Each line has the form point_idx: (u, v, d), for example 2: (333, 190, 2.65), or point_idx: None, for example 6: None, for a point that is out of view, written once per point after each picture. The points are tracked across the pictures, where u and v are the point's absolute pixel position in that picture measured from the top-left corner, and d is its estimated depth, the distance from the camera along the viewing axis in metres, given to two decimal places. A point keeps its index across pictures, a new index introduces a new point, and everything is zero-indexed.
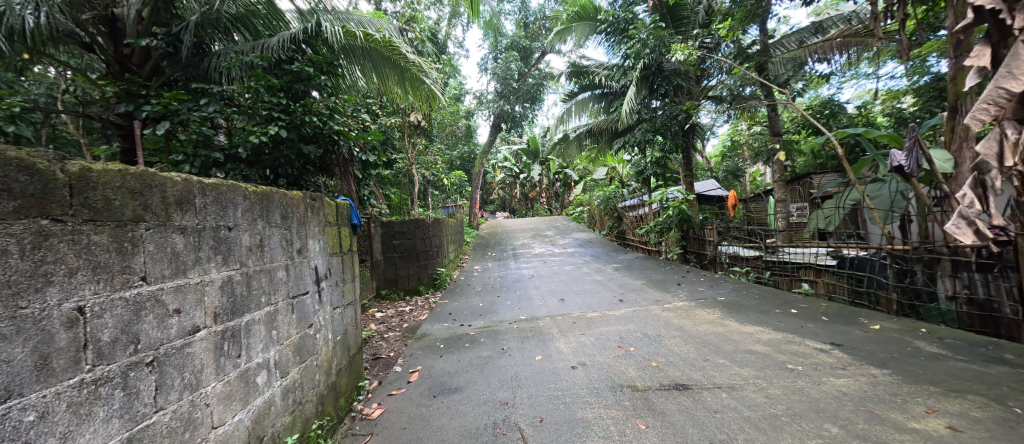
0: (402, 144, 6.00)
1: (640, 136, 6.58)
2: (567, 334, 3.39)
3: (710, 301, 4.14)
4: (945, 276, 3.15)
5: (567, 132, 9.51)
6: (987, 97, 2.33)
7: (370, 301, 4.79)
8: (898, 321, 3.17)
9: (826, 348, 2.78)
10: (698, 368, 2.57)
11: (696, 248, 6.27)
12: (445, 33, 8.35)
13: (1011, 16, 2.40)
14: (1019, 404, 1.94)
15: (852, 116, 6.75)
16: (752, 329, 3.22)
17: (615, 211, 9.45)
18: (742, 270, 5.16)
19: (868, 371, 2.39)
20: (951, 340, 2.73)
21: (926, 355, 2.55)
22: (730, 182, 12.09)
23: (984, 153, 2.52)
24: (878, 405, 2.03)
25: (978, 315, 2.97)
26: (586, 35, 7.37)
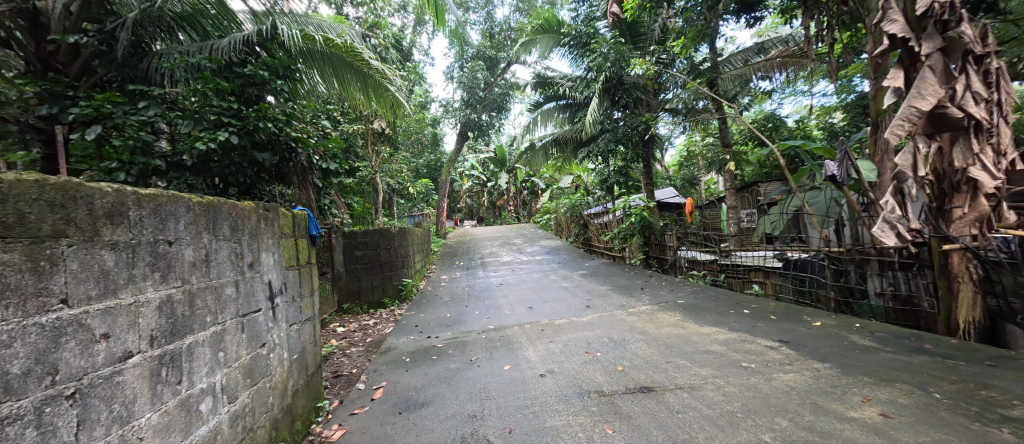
0: (365, 152, 5.87)
1: (603, 146, 6.75)
2: (536, 342, 3.38)
3: (671, 304, 4.24)
4: (874, 274, 3.37)
5: (533, 140, 9.62)
6: (902, 114, 2.56)
7: (331, 316, 4.60)
8: (837, 317, 3.36)
9: (775, 345, 2.90)
10: (657, 371, 2.63)
11: (657, 253, 6.44)
12: (409, 41, 8.27)
13: (916, 43, 2.67)
14: (939, 391, 2.10)
15: (793, 129, 7.23)
16: (710, 330, 3.32)
17: (581, 219, 9.58)
18: (699, 273, 5.36)
19: (812, 365, 2.52)
20: (881, 333, 2.93)
21: (862, 349, 2.71)
22: (687, 190, 12.66)
23: (902, 164, 2.75)
24: (822, 397, 2.14)
25: (902, 309, 3.18)
26: (550, 47, 7.48)
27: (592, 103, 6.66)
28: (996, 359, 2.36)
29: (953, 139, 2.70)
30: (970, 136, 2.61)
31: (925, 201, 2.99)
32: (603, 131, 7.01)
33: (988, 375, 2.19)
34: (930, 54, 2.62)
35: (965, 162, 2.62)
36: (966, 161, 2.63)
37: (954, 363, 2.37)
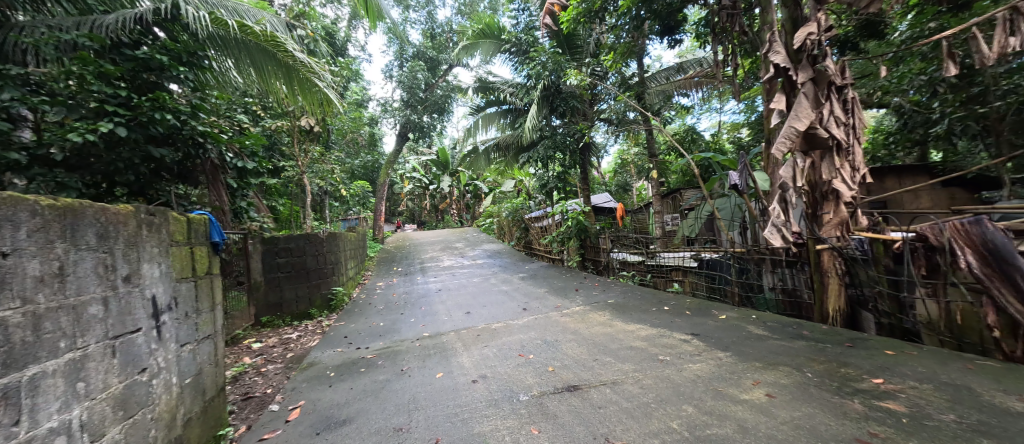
0: (290, 150, 5.53)
1: (542, 152, 6.84)
2: (470, 347, 3.35)
3: (602, 304, 4.39)
4: (767, 271, 3.77)
5: (476, 144, 9.63)
6: (785, 133, 2.84)
7: (246, 331, 4.22)
8: (738, 310, 3.68)
9: (687, 338, 3.10)
10: (578, 368, 2.72)
11: (592, 255, 6.68)
12: (344, 35, 7.90)
13: (794, 72, 3.01)
14: (811, 370, 2.37)
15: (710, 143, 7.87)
16: (633, 327, 3.47)
17: (522, 222, 9.66)
18: (629, 274, 5.69)
19: (715, 355, 2.72)
20: (772, 323, 3.24)
21: (756, 337, 2.98)
22: (620, 196, 13.38)
23: (784, 177, 3.02)
24: (722, 383, 2.31)
25: (788, 301, 3.59)
26: (492, 53, 7.49)
27: (532, 110, 6.77)
28: (852, 340, 2.76)
29: (823, 156, 3.02)
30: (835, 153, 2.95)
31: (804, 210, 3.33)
32: (542, 137, 7.12)
33: (848, 353, 2.56)
34: (805, 82, 2.96)
35: (831, 177, 2.95)
36: (831, 175, 2.96)
37: (823, 346, 2.71)
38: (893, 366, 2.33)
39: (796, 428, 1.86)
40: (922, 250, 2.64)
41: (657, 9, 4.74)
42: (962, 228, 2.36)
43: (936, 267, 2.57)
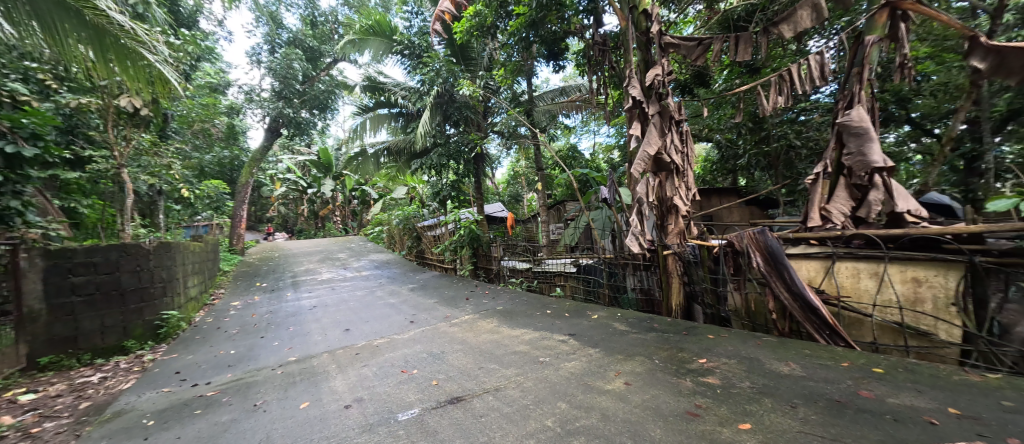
0: (103, 138, 4.58)
1: (435, 160, 6.74)
2: (346, 368, 3.08)
3: (491, 311, 4.44)
4: (630, 274, 4.35)
5: (364, 147, 9.19)
6: (640, 157, 3.41)
7: (15, 378, 3.24)
8: (605, 309, 4.06)
9: (564, 337, 3.31)
10: (460, 373, 2.78)
11: (484, 264, 6.71)
12: (193, 5, 6.79)
13: (646, 105, 3.60)
14: (658, 357, 2.78)
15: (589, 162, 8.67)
16: (519, 332, 3.57)
17: (414, 231, 9.28)
18: (517, 281, 5.85)
19: (586, 351, 2.97)
20: (632, 318, 3.66)
21: (619, 332, 3.33)
22: (512, 206, 13.89)
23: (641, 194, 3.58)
24: (591, 378, 2.53)
25: (644, 299, 4.23)
26: (383, 51, 7.17)
27: (425, 115, 6.47)
28: (686, 328, 3.34)
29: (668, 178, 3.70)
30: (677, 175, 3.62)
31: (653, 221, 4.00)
32: (436, 144, 6.96)
33: (682, 339, 3.09)
34: (654, 114, 3.57)
35: (673, 194, 3.62)
36: (674, 193, 3.61)
37: (666, 335, 3.19)
38: (710, 347, 2.92)
39: (648, 411, 2.15)
40: (731, 254, 3.42)
41: (542, 35, 5.09)
42: (753, 236, 3.12)
43: (741, 267, 3.33)
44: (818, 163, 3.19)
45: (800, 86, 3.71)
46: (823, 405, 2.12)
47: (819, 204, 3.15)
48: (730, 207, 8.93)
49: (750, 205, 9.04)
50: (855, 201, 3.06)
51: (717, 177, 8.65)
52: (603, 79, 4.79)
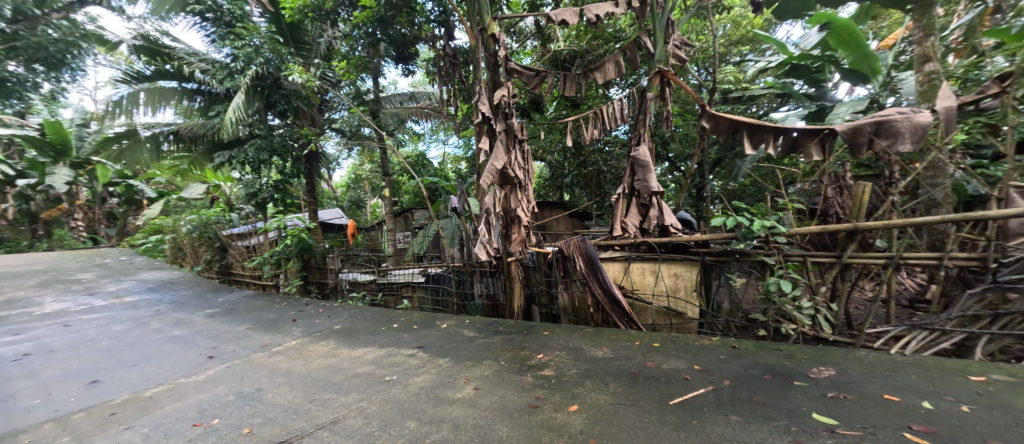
0: None
1: (252, 154, 6.34)
2: (88, 438, 2.71)
3: (325, 334, 4.65)
4: (478, 282, 5.21)
5: (136, 126, 7.99)
6: (488, 169, 4.02)
7: None
8: (455, 318, 4.86)
9: (413, 352, 3.89)
10: (347, 395, 3.12)
11: (317, 277, 6.80)
12: None
13: (494, 122, 4.29)
14: (503, 359, 3.60)
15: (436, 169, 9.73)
16: (360, 354, 3.96)
17: (213, 241, 8.05)
18: (359, 294, 6.29)
19: (437, 363, 3.61)
20: (479, 324, 4.55)
21: (468, 338, 4.17)
22: (352, 211, 14.41)
23: (489, 203, 4.21)
24: (440, 389, 3.13)
25: (490, 305, 5.15)
26: (176, 8, 6.75)
27: (236, 99, 6.08)
28: (527, 329, 4.31)
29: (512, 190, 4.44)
30: (519, 189, 4.34)
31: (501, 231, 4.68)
32: (253, 136, 6.66)
33: (524, 339, 4.02)
34: (501, 131, 4.28)
35: (516, 205, 4.33)
36: (517, 204, 4.34)
37: (509, 338, 4.08)
38: (546, 343, 3.89)
39: (495, 407, 2.83)
40: (561, 259, 4.52)
41: (390, 34, 5.95)
42: (578, 244, 4.23)
43: (569, 269, 4.45)
44: (620, 185, 4.41)
45: (607, 124, 5.06)
46: (624, 376, 3.17)
47: (620, 218, 4.38)
48: (557, 219, 10.81)
49: (573, 217, 10.86)
50: (640, 215, 4.43)
51: (549, 192, 10.40)
52: (453, 92, 5.51)
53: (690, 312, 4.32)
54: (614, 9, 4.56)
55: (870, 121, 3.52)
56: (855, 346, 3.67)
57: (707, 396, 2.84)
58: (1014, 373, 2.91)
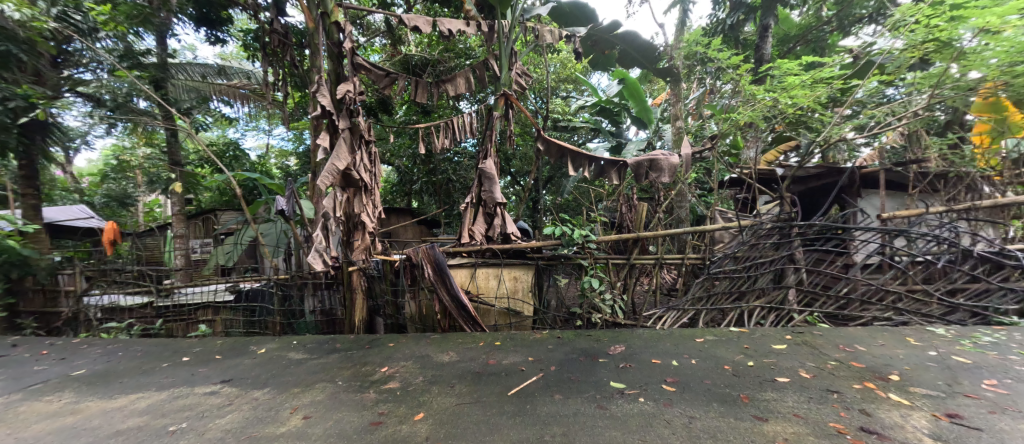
0: None
1: None
2: None
3: (65, 381, 3.52)
4: (309, 296, 5.03)
5: None
6: (328, 169, 3.73)
7: None
8: (277, 340, 4.36)
9: (215, 388, 3.30)
10: (146, 434, 2.63)
11: (38, 304, 5.25)
12: None
13: (337, 118, 4.00)
14: (340, 378, 3.42)
15: (252, 164, 8.60)
16: (127, 400, 3.11)
17: None
18: (123, 322, 5.23)
19: (252, 396, 3.15)
20: (310, 344, 4.20)
21: (295, 361, 3.79)
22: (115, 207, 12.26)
23: (327, 206, 3.93)
24: (256, 427, 2.71)
25: (325, 321, 5.08)
26: None
27: None
28: (369, 342, 4.23)
29: (355, 193, 4.24)
30: (363, 193, 4.22)
31: (340, 236, 4.48)
32: None
33: (366, 354, 3.93)
34: (344, 129, 4.01)
35: (360, 210, 4.24)
36: (360, 209, 4.24)
37: (348, 354, 3.93)
38: (391, 355, 3.90)
39: (331, 431, 2.67)
40: (408, 266, 4.71)
41: None
42: (426, 251, 4.46)
43: (418, 277, 4.64)
44: (470, 194, 4.80)
45: (456, 136, 5.44)
46: (468, 376, 3.47)
47: (467, 228, 4.78)
48: (404, 226, 10.77)
49: (421, 224, 11.04)
50: (485, 224, 4.83)
51: (396, 199, 10.27)
52: (281, 75, 4.83)
53: (526, 310, 5.00)
54: (466, 27, 5.07)
55: (644, 158, 4.70)
56: (637, 326, 4.76)
57: (537, 382, 3.35)
58: (719, 334, 4.30)
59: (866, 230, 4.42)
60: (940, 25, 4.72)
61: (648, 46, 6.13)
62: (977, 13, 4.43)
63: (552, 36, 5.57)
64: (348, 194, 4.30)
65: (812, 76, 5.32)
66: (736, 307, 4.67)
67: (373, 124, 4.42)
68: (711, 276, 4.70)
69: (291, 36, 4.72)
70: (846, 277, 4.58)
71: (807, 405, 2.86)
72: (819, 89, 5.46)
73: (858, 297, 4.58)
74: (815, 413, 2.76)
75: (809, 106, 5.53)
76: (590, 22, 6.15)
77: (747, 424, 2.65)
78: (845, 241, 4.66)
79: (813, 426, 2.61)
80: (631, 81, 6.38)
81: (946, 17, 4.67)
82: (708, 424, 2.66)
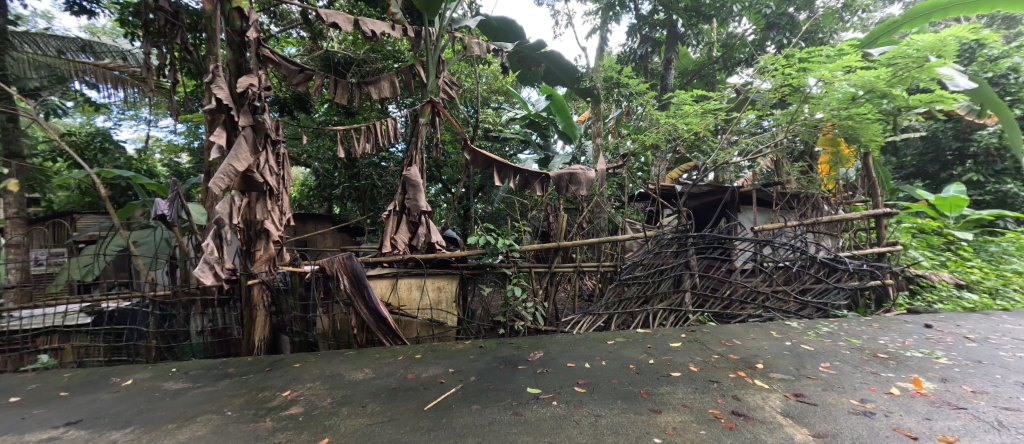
0: None
1: None
2: None
3: None
4: (196, 315, 4.45)
5: None
6: (223, 170, 3.32)
7: None
8: (151, 369, 3.75)
9: (57, 433, 2.73)
10: None
11: None
12: None
13: (237, 114, 3.60)
14: (230, 408, 3.02)
15: (130, 159, 7.38)
16: None
17: None
18: None
19: (110, 438, 2.66)
20: (193, 371, 3.67)
21: (172, 393, 3.28)
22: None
23: (221, 211, 3.48)
24: None
25: (217, 341, 4.59)
26: None
27: None
28: (270, 365, 3.81)
29: (257, 198, 3.83)
30: (267, 198, 3.83)
31: (238, 245, 4.00)
32: None
33: (266, 378, 3.53)
34: (245, 126, 3.61)
35: (264, 217, 3.83)
36: (264, 215, 3.84)
37: (243, 379, 3.50)
38: (297, 377, 3.55)
39: None
40: (322, 278, 4.33)
41: None
42: (343, 261, 4.15)
43: (332, 289, 4.29)
44: (392, 201, 4.47)
45: (379, 141, 5.15)
46: (384, 394, 3.25)
47: (389, 236, 4.39)
48: (324, 234, 9.97)
49: (343, 231, 10.20)
50: (409, 232, 4.51)
51: (314, 203, 9.51)
52: (172, 59, 4.27)
53: (450, 321, 4.87)
54: (390, 31, 4.84)
55: (565, 172, 4.83)
56: (558, 332, 4.84)
57: (457, 393, 3.24)
58: (627, 336, 4.51)
59: (745, 241, 5.06)
60: (793, 74, 5.73)
61: (571, 68, 6.36)
62: (814, 68, 5.41)
63: (480, 48, 5.56)
64: (248, 199, 3.87)
65: (702, 107, 6.09)
66: (644, 310, 4.98)
67: (282, 124, 4.05)
68: (622, 283, 4.94)
69: (183, 17, 4.19)
70: (730, 280, 5.17)
71: (693, 395, 3.15)
72: (708, 118, 6.27)
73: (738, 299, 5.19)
74: (698, 401, 3.05)
75: (700, 132, 6.27)
76: (518, 38, 6.24)
77: (643, 417, 2.85)
78: (729, 249, 5.24)
79: (696, 413, 2.89)
80: (558, 98, 6.67)
81: (796, 67, 5.69)
82: (611, 421, 2.81)
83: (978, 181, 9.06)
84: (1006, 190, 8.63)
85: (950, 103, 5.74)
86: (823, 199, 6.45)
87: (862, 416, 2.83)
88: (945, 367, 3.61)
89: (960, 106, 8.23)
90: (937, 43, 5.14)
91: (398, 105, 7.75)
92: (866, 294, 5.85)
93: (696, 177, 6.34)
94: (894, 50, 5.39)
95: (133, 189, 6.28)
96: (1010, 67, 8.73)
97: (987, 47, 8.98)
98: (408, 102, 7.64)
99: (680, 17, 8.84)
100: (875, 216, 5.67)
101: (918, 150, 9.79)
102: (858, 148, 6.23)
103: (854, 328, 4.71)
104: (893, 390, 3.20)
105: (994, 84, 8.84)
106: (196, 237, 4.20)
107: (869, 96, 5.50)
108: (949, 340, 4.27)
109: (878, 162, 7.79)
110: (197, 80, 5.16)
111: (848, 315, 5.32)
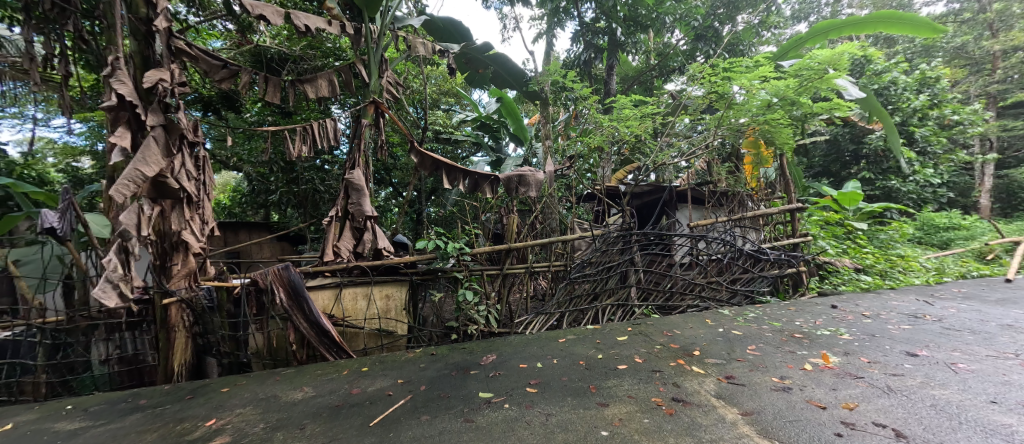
0: None
1: None
2: None
3: None
4: (100, 342, 3.93)
5: None
6: (128, 176, 2.94)
7: None
8: (40, 408, 3.25)
9: None
10: None
11: None
12: None
13: (144, 113, 3.22)
14: None
15: (14, 164, 6.42)
16: None
17: None
18: None
19: None
20: (95, 407, 3.22)
21: (66, 435, 2.85)
22: None
23: (126, 222, 3.09)
24: None
25: (124, 370, 4.06)
26: None
27: None
28: (191, 392, 3.43)
29: (172, 207, 3.45)
30: (182, 206, 3.45)
31: (148, 259, 3.57)
32: None
33: (184, 407, 3.16)
34: (154, 126, 3.24)
35: (181, 227, 3.46)
36: (181, 226, 3.46)
37: (157, 412, 3.12)
38: (221, 404, 3.21)
39: None
40: (254, 293, 3.96)
41: None
42: (279, 272, 3.82)
43: (267, 304, 3.95)
44: (334, 206, 4.19)
45: (318, 142, 4.81)
46: (324, 413, 3.02)
47: (330, 243, 4.10)
48: (258, 243, 9.27)
49: (280, 240, 9.60)
50: (353, 239, 4.25)
51: (247, 211, 8.79)
52: (65, 49, 3.75)
53: (399, 329, 4.65)
54: (326, 27, 4.54)
55: (514, 175, 4.77)
56: (510, 334, 4.76)
57: (404, 405, 3.07)
58: (577, 333, 4.54)
59: (683, 235, 5.27)
60: (718, 82, 6.00)
61: (519, 71, 6.34)
62: (736, 77, 5.68)
63: (425, 49, 5.38)
64: (161, 207, 3.48)
65: (641, 111, 6.26)
66: (593, 307, 5.04)
67: (201, 123, 3.68)
68: (573, 281, 4.96)
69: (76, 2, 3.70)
70: (671, 274, 5.35)
71: (637, 386, 3.18)
72: (646, 121, 6.45)
73: (677, 291, 5.38)
74: (639, 392, 3.08)
75: (639, 135, 6.45)
76: (463, 40, 6.14)
77: (591, 412, 2.84)
78: (669, 244, 5.43)
79: (639, 402, 2.93)
80: (506, 100, 6.73)
81: (720, 76, 5.97)
82: (561, 419, 2.77)
83: (869, 178, 10.09)
84: (890, 186, 9.71)
85: (845, 111, 6.31)
86: (747, 196, 6.85)
87: (782, 392, 3.00)
88: (848, 342, 3.93)
89: (853, 113, 9.20)
90: (833, 58, 5.76)
91: (341, 105, 7.35)
92: (784, 281, 6.27)
93: (637, 178, 6.55)
94: (801, 63, 5.89)
95: (16, 199, 5.42)
96: (890, 80, 9.79)
97: (874, 62, 9.94)
98: (352, 102, 7.21)
99: (619, 26, 9.02)
100: (788, 211, 6.29)
101: (823, 151, 10.81)
102: (777, 151, 6.71)
103: (775, 312, 5.03)
104: (807, 366, 3.42)
105: (880, 95, 9.86)
106: (96, 252, 3.70)
107: (782, 103, 5.90)
108: (850, 318, 4.66)
109: (791, 162, 8.39)
110: (97, 73, 4.55)
111: (771, 300, 5.75)
